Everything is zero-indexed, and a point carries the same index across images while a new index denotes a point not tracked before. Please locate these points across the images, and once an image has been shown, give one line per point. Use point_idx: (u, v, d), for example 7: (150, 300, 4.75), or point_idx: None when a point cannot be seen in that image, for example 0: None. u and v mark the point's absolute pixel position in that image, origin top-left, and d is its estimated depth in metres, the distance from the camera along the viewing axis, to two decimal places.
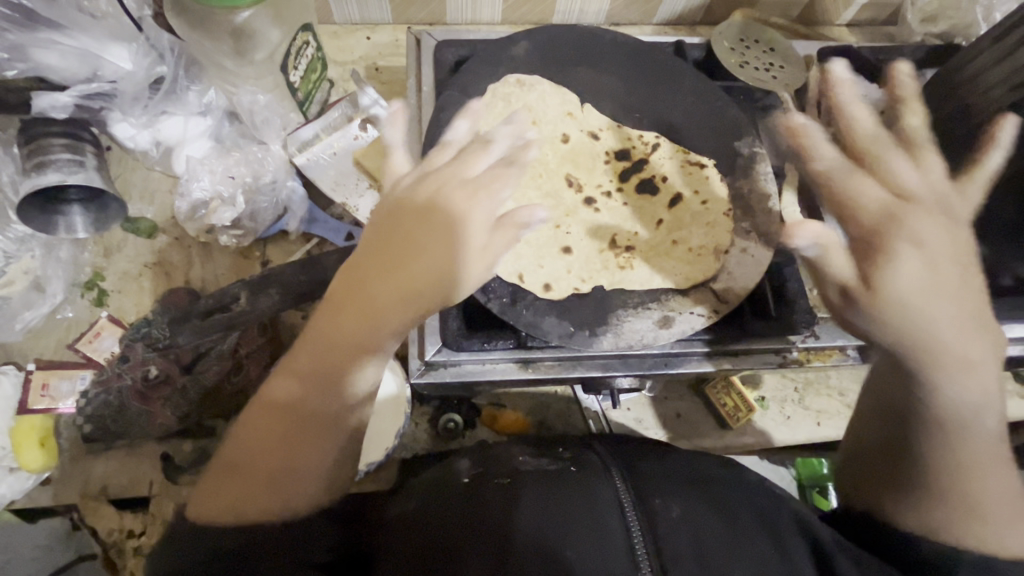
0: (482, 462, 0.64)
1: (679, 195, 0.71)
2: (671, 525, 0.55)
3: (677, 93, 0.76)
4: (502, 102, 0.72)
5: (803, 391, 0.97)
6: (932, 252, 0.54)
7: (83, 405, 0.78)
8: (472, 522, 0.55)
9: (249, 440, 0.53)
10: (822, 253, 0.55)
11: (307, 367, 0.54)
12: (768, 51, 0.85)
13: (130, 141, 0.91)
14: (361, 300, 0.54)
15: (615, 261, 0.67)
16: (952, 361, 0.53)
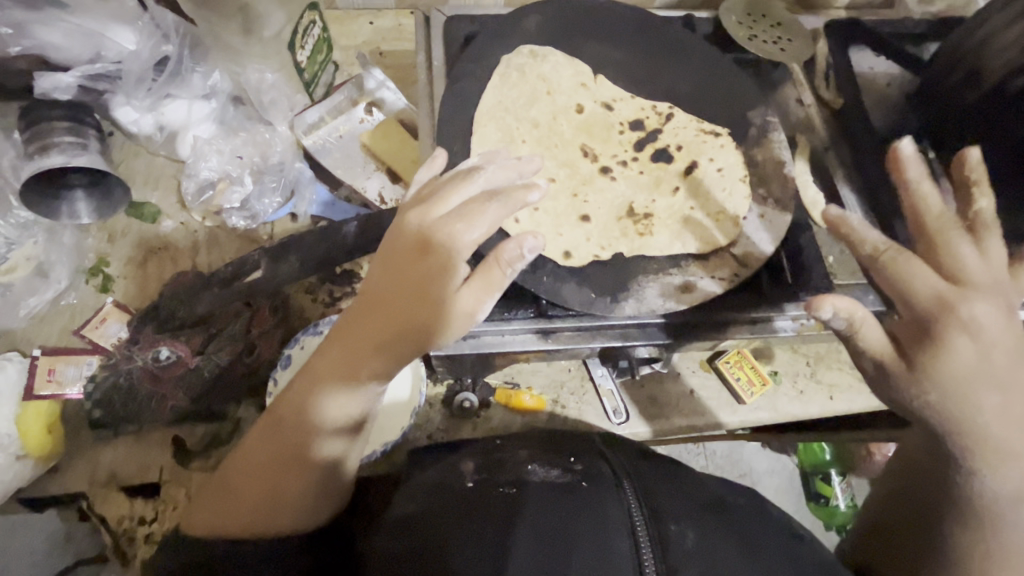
0: (485, 468, 0.64)
1: (694, 164, 0.71)
2: (686, 555, 0.54)
3: (687, 65, 0.77)
4: (516, 73, 0.72)
5: (814, 365, 0.97)
6: (988, 339, 0.50)
7: (91, 390, 0.77)
8: (469, 542, 0.56)
9: (242, 465, 0.57)
10: (848, 326, 0.51)
11: (286, 421, 0.56)
12: (777, 25, 0.85)
13: (133, 125, 0.89)
14: (342, 359, 0.54)
15: (634, 228, 0.67)
16: (996, 456, 0.50)
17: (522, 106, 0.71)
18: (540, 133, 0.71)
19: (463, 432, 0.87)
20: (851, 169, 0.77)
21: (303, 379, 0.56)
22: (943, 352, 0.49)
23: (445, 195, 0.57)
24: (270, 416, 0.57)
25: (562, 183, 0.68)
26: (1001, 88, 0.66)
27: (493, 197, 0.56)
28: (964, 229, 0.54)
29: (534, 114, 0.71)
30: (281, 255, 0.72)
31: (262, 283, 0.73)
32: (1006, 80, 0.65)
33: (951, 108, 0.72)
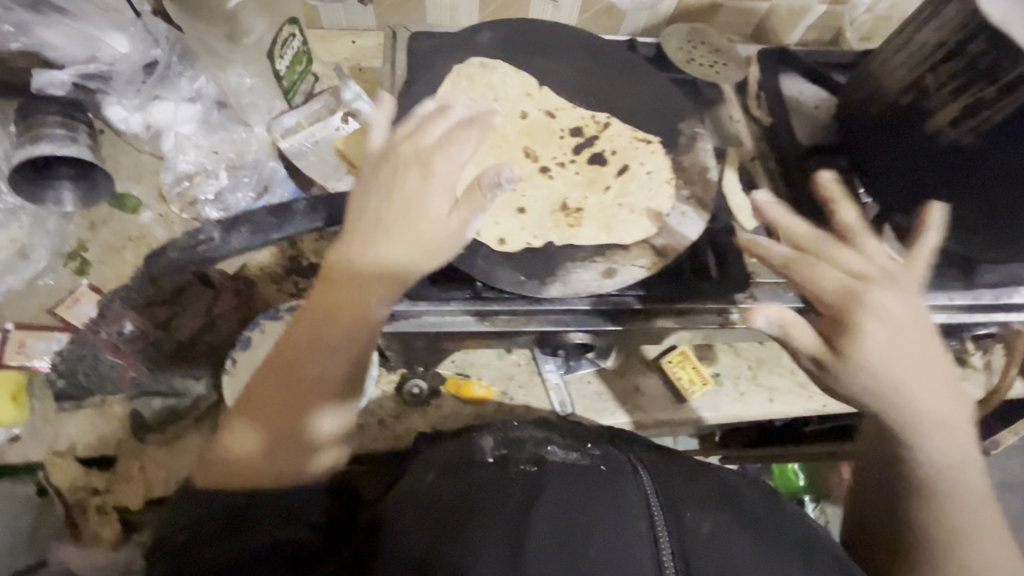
0: (506, 445, 0.68)
1: (626, 167, 0.78)
2: (702, 539, 0.57)
3: (627, 80, 0.84)
4: (466, 81, 0.80)
5: (756, 369, 1.02)
6: (892, 322, 0.60)
7: (57, 361, 0.81)
8: (495, 507, 0.58)
9: (257, 405, 0.62)
10: (784, 331, 0.60)
11: (279, 365, 0.62)
12: (714, 51, 0.94)
13: (122, 123, 0.96)
14: (331, 304, 0.62)
15: (565, 220, 0.74)
16: (930, 422, 0.60)
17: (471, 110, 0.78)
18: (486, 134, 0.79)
19: (413, 417, 0.91)
20: (776, 179, 0.84)
21: (293, 328, 0.64)
22: (860, 339, 0.59)
23: (412, 148, 0.66)
24: (263, 364, 0.64)
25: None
26: (894, 105, 0.72)
27: (463, 132, 0.68)
28: (833, 240, 0.67)
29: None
30: (232, 228, 0.70)
31: (213, 251, 0.70)
32: (896, 98, 0.72)
33: (855, 124, 0.79)
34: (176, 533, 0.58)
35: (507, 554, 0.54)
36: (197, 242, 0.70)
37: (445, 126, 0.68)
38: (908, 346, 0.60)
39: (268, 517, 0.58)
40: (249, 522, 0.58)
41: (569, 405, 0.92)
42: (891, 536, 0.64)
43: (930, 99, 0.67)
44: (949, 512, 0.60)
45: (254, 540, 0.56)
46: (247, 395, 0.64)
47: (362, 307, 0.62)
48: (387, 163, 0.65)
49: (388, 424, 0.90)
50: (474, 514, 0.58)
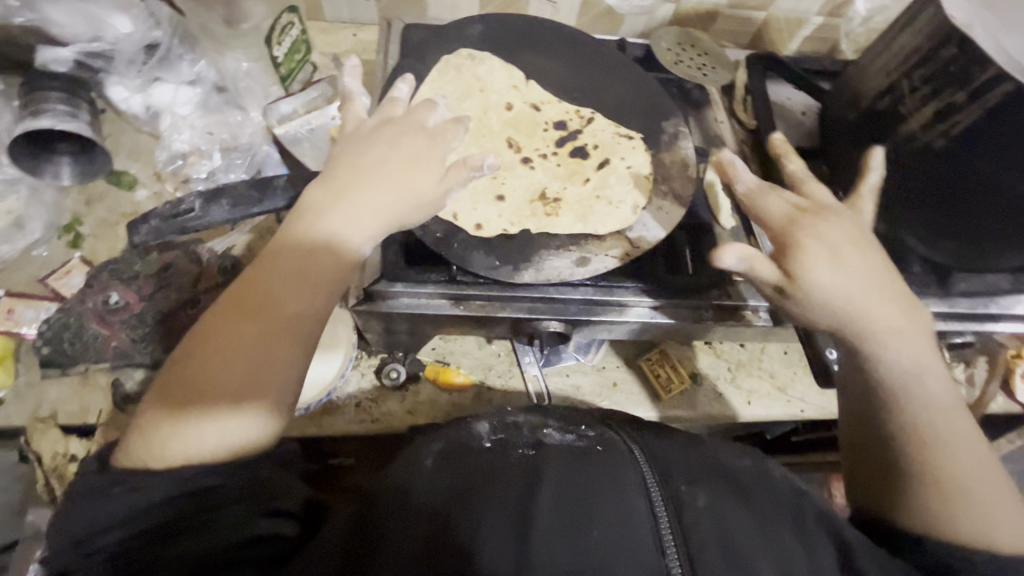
0: (504, 429, 0.70)
1: (606, 160, 0.80)
2: (697, 511, 0.58)
3: (614, 77, 0.86)
4: (454, 71, 0.82)
5: (735, 371, 1.02)
6: (833, 243, 0.65)
7: (44, 328, 0.83)
8: (499, 486, 0.60)
9: (217, 349, 0.59)
10: (748, 265, 0.63)
11: (252, 310, 0.61)
12: (702, 55, 0.96)
13: (123, 104, 0.99)
14: (310, 251, 0.64)
15: (542, 210, 0.76)
16: (883, 335, 0.64)
17: (457, 99, 0.80)
18: (470, 124, 0.81)
19: (390, 402, 0.92)
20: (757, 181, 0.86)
21: (259, 273, 0.63)
22: (804, 257, 0.64)
23: (402, 125, 0.71)
24: (226, 310, 0.61)
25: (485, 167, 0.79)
26: (872, 110, 0.74)
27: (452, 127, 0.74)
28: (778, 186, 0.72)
29: (466, 107, 0.81)
30: (212, 199, 0.73)
31: (192, 224, 0.73)
32: (874, 104, 0.73)
33: (835, 129, 0.81)
34: (136, 521, 0.52)
35: (513, 532, 0.55)
36: (175, 213, 0.74)
37: (436, 118, 0.75)
38: (863, 267, 0.65)
39: (244, 507, 0.55)
40: (234, 504, 0.55)
41: (545, 394, 0.93)
42: (890, 485, 0.63)
43: (904, 104, 0.68)
44: (920, 416, 0.62)
45: (231, 533, 0.54)
46: (201, 342, 0.60)
47: (344, 252, 0.65)
48: (380, 133, 0.71)
49: (365, 407, 0.91)
50: (475, 495, 0.59)
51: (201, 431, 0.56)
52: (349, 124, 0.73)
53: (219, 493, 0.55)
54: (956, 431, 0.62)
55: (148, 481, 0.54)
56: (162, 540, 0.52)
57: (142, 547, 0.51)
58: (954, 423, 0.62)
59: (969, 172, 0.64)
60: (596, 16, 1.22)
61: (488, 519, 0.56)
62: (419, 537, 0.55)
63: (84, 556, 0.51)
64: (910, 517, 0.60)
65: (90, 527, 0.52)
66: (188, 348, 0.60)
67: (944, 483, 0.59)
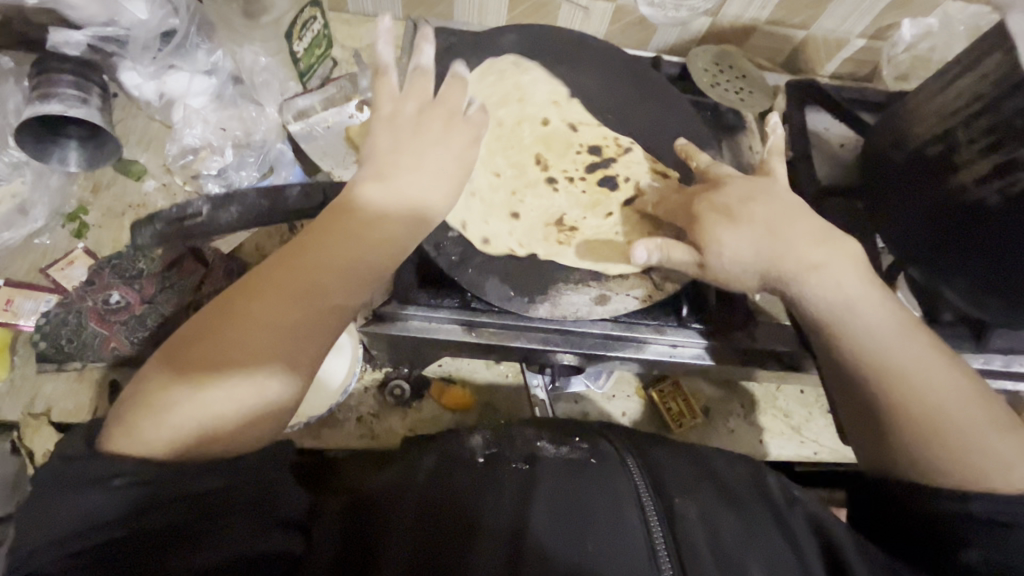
0: (496, 443, 0.69)
1: (632, 197, 0.77)
2: (691, 524, 0.59)
3: (649, 99, 0.82)
4: (495, 74, 0.79)
5: (750, 407, 0.99)
6: (738, 208, 0.66)
7: (42, 322, 0.81)
8: (489, 502, 0.60)
9: (253, 339, 0.56)
10: (665, 253, 0.64)
11: (280, 289, 0.58)
12: (740, 77, 0.92)
13: (136, 90, 0.96)
14: (347, 235, 0.61)
15: (556, 236, 0.74)
16: (811, 276, 0.63)
17: (494, 103, 0.77)
18: (501, 132, 0.78)
19: (392, 417, 0.89)
20: None
21: (292, 253, 0.60)
22: (716, 229, 0.65)
23: (443, 116, 0.68)
24: (252, 286, 0.58)
25: (506, 179, 0.77)
26: (920, 153, 0.69)
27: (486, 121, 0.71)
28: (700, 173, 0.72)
29: (500, 115, 0.78)
30: (222, 204, 0.70)
31: (199, 227, 0.70)
32: (925, 147, 0.69)
33: (878, 169, 0.76)
34: (141, 520, 0.47)
35: (506, 548, 0.55)
36: (182, 215, 0.70)
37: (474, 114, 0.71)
38: (761, 216, 0.65)
39: (252, 517, 0.52)
40: (242, 513, 0.51)
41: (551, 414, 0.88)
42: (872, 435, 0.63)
43: (958, 153, 0.64)
44: (867, 357, 0.61)
45: (239, 543, 0.50)
46: (234, 328, 0.56)
47: (380, 241, 0.62)
48: (419, 121, 0.67)
49: (367, 421, 0.88)
50: (473, 503, 0.59)
51: (227, 417, 0.54)
52: (383, 105, 0.68)
53: (231, 492, 0.52)
54: (919, 357, 0.61)
55: (155, 477, 0.49)
56: (167, 546, 0.47)
57: (144, 553, 0.46)
58: (900, 351, 0.61)
59: (1002, 240, 0.61)
60: (628, 25, 1.17)
61: (483, 523, 0.58)
62: (414, 540, 0.56)
63: (74, 558, 0.45)
64: (908, 469, 0.60)
65: (82, 526, 0.46)
66: (214, 332, 0.55)
67: (905, 412, 0.59)
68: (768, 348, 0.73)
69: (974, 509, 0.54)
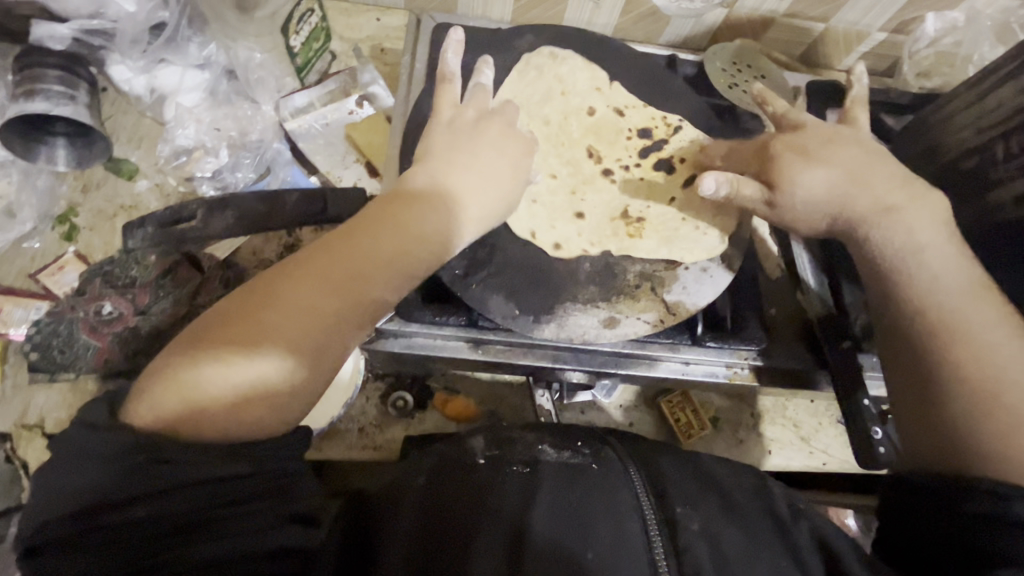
0: (498, 444, 0.65)
1: (691, 177, 0.76)
2: (691, 535, 0.56)
3: (664, 105, 0.79)
4: (534, 71, 0.77)
5: (759, 417, 0.97)
6: (817, 152, 0.66)
7: (32, 332, 0.78)
8: (490, 509, 0.56)
9: (276, 315, 0.51)
10: (730, 188, 0.64)
11: (317, 273, 0.54)
12: (760, 76, 0.88)
13: (126, 84, 0.92)
14: (395, 222, 0.58)
15: (625, 229, 0.73)
16: (875, 215, 0.63)
17: (536, 102, 0.76)
18: (550, 129, 0.76)
19: (395, 428, 0.87)
20: None
21: (339, 238, 0.56)
22: (799, 165, 0.65)
23: (504, 119, 0.69)
24: (291, 268, 0.55)
25: (562, 179, 0.74)
26: (952, 166, 0.66)
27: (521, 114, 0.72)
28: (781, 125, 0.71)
29: (543, 114, 0.77)
30: (216, 209, 0.64)
31: (192, 234, 0.64)
32: (958, 159, 0.65)
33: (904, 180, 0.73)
34: (161, 502, 0.44)
35: (506, 557, 0.52)
36: (176, 219, 0.65)
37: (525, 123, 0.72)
38: (844, 160, 0.65)
39: (269, 509, 0.47)
40: (259, 506, 0.47)
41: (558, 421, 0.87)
42: (916, 404, 0.58)
43: (994, 170, 0.61)
44: (932, 303, 0.59)
45: (253, 538, 0.46)
46: (259, 302, 0.52)
47: (429, 237, 0.59)
48: (477, 123, 0.67)
49: (368, 432, 0.86)
50: (474, 507, 0.56)
51: (228, 398, 0.50)
52: (444, 112, 0.68)
53: (252, 481, 0.48)
54: (985, 321, 0.57)
55: (176, 457, 0.45)
56: (184, 534, 0.44)
57: (160, 541, 0.43)
58: (969, 307, 0.58)
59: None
60: (641, 16, 1.11)
61: (480, 532, 0.54)
62: (415, 546, 0.53)
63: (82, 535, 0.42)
64: (951, 440, 0.55)
65: (99, 499, 0.43)
66: (239, 308, 0.52)
67: (956, 375, 0.56)
68: (783, 366, 0.71)
69: (1012, 512, 0.47)
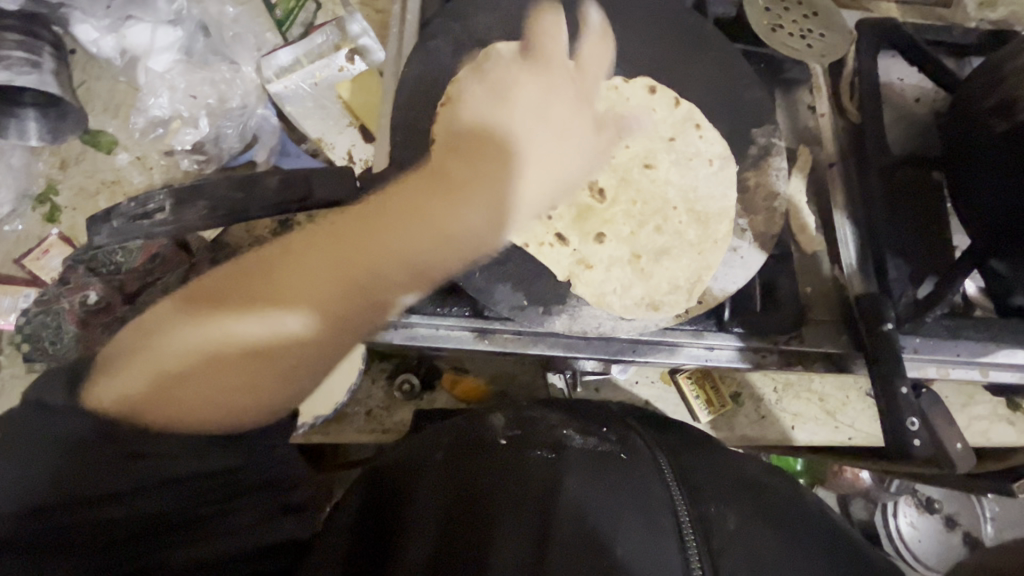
0: (519, 425, 0.58)
1: (623, 116, 0.69)
2: (727, 537, 0.49)
3: (557, 54, 0.67)
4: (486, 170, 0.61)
5: (782, 392, 0.92)
6: None
7: (21, 323, 0.74)
8: (506, 504, 0.50)
9: (310, 256, 0.57)
10: None
11: (352, 244, 0.59)
12: (810, 15, 0.74)
13: (93, 45, 0.84)
14: (438, 199, 0.61)
15: (645, 95, 0.68)
16: None
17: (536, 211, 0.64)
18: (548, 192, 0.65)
19: (402, 411, 0.84)
20: (852, 192, 0.72)
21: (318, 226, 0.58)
22: None
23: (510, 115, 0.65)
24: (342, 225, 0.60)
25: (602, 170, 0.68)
26: None
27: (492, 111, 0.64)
28: None
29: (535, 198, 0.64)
30: (185, 199, 0.57)
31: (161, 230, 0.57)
32: None
33: (971, 143, 0.64)
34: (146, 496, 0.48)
35: (529, 559, 0.46)
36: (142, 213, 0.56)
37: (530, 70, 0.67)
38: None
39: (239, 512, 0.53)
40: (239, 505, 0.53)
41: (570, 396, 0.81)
42: None
43: None
44: None
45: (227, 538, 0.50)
46: (296, 245, 0.59)
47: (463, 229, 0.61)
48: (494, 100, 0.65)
49: (376, 416, 0.84)
50: (496, 483, 0.52)
51: (234, 337, 0.53)
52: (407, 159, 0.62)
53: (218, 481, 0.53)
54: None
55: (156, 444, 0.50)
56: (169, 538, 0.48)
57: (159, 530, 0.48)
58: None
59: None
60: None
61: (500, 531, 0.48)
62: (431, 542, 0.48)
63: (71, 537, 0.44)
64: None
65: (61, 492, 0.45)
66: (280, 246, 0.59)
67: None
68: (816, 350, 0.66)
69: None
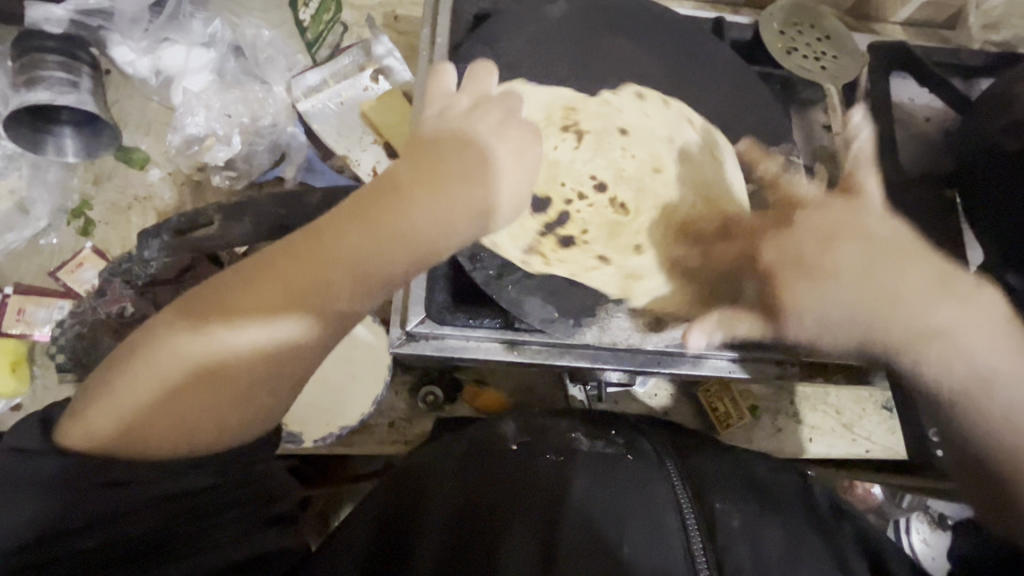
0: (531, 431, 0.60)
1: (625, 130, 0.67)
2: (733, 536, 0.50)
3: (546, 106, 0.67)
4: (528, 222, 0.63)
5: (799, 405, 0.93)
6: None
7: (57, 334, 0.76)
8: (519, 509, 0.51)
9: (289, 265, 0.51)
10: None
11: (330, 244, 0.53)
12: (823, 38, 0.79)
13: (129, 67, 0.87)
14: (431, 188, 0.55)
15: (648, 108, 0.69)
16: None
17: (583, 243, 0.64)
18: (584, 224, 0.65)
19: (424, 422, 0.86)
20: None
21: (296, 244, 0.52)
22: None
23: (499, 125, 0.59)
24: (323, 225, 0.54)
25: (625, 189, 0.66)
26: None
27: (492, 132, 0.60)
28: None
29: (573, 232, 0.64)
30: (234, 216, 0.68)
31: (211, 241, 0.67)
32: None
33: (982, 160, 0.66)
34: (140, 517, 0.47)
35: (537, 558, 0.48)
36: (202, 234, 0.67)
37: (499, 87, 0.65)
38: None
39: (237, 516, 0.53)
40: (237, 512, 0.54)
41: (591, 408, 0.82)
42: None
43: None
44: None
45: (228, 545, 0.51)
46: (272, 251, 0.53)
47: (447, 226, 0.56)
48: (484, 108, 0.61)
49: (399, 427, 0.85)
50: (505, 486, 0.53)
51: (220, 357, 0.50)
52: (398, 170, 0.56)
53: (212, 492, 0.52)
54: None
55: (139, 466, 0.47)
56: (171, 554, 0.48)
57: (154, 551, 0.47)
58: None
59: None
60: None
61: (512, 531, 0.50)
62: (443, 541, 0.50)
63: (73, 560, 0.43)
64: None
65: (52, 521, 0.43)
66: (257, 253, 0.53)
67: None
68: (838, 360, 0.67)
69: None
